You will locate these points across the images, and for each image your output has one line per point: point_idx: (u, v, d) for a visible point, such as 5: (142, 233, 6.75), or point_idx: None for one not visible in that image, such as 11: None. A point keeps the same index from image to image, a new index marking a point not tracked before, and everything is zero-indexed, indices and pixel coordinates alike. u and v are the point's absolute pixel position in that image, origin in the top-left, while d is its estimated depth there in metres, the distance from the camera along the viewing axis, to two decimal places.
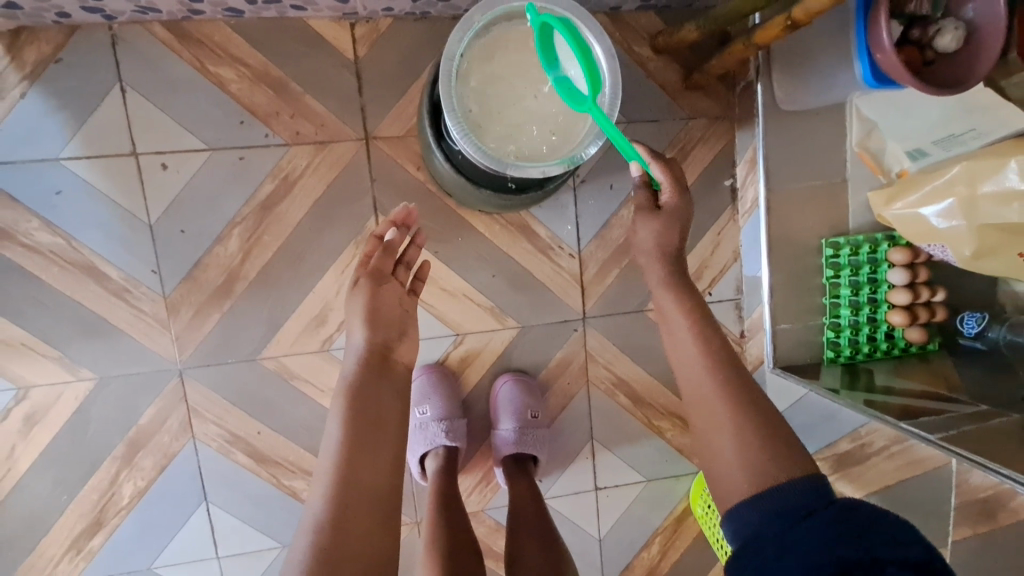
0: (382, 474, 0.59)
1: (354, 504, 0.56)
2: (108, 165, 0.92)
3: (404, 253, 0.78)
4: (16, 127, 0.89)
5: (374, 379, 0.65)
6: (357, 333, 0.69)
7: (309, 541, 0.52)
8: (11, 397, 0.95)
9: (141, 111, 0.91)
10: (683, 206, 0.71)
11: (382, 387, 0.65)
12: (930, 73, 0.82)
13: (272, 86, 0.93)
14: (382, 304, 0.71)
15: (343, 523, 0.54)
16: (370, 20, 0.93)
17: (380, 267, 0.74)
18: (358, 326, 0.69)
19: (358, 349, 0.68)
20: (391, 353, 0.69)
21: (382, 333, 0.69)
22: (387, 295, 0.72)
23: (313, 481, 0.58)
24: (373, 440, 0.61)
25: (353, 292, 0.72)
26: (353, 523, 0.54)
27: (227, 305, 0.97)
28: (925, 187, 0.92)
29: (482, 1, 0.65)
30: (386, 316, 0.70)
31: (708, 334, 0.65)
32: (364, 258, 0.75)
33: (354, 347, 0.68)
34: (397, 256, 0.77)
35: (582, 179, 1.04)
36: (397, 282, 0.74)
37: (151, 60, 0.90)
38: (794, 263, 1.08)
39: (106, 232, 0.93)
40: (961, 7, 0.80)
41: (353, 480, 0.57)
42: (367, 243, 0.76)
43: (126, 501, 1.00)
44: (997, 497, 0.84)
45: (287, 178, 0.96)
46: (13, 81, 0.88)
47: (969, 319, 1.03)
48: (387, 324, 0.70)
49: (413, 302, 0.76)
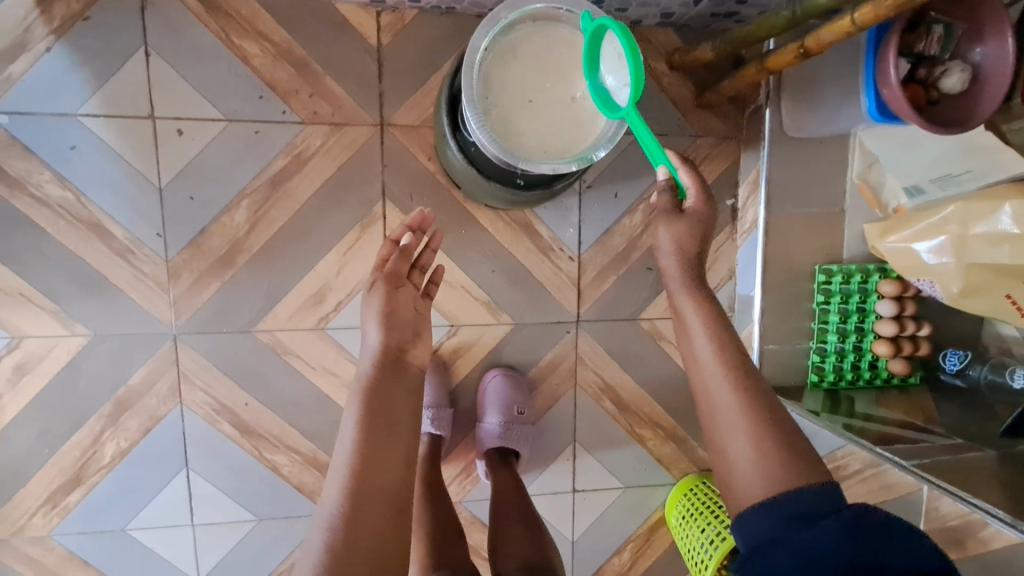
0: (396, 469, 0.59)
1: (368, 499, 0.56)
2: (124, 126, 0.93)
3: (419, 257, 0.78)
4: (38, 79, 0.90)
5: (389, 378, 0.65)
6: (373, 334, 0.68)
7: (323, 538, 0.53)
8: (3, 346, 0.95)
9: (163, 76, 0.92)
10: (706, 213, 0.68)
11: (397, 390, 0.64)
12: (933, 112, 0.84)
13: (294, 64, 0.95)
14: (397, 305, 0.70)
15: (356, 521, 0.54)
16: (396, 10, 0.96)
17: (397, 269, 0.73)
18: (374, 327, 0.68)
19: (374, 349, 0.67)
20: (406, 355, 0.68)
21: (397, 335, 0.68)
22: (403, 297, 0.71)
23: (329, 478, 0.58)
24: (387, 437, 0.60)
25: (369, 295, 0.71)
26: (365, 518, 0.54)
27: (228, 275, 0.99)
28: (919, 223, 0.95)
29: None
30: (403, 317, 0.70)
31: None
32: (381, 261, 0.75)
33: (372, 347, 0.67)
34: (412, 260, 0.77)
35: (588, 184, 1.06)
36: (412, 286, 0.73)
37: (178, 28, 0.92)
38: (787, 286, 1.10)
39: (116, 192, 0.94)
40: (969, 50, 0.82)
41: (367, 478, 0.57)
42: (384, 247, 0.77)
43: (107, 460, 1.00)
44: (965, 528, 0.86)
45: (299, 156, 0.97)
46: (39, 34, 0.89)
47: (951, 355, 1.05)
48: (401, 326, 0.69)
49: (425, 307, 0.75)
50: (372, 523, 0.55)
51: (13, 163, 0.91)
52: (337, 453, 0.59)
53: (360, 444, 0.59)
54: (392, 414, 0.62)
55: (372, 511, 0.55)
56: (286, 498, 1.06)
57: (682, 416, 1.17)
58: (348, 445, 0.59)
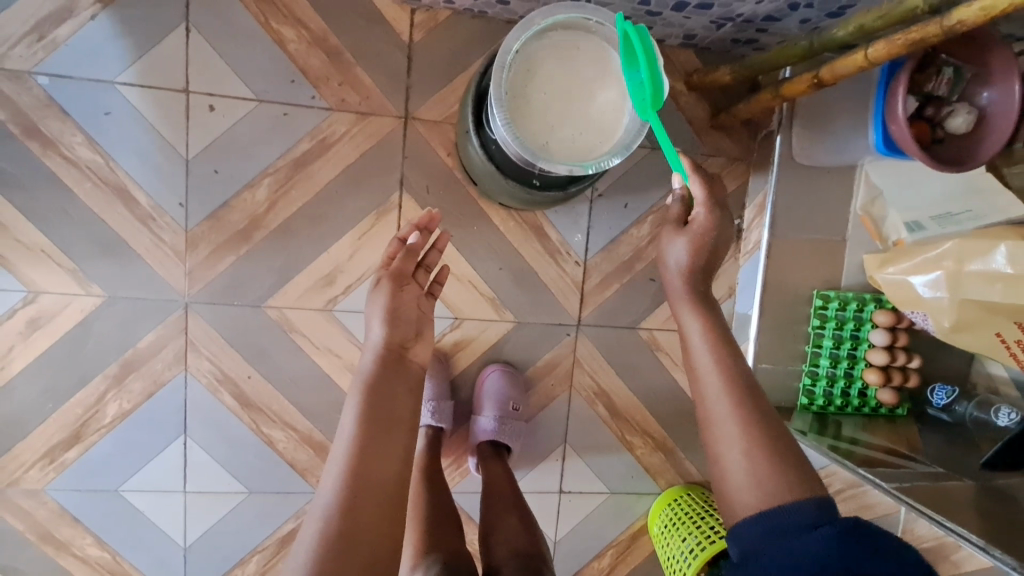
0: (393, 468, 0.60)
1: (365, 500, 0.57)
2: (159, 97, 0.96)
3: (425, 256, 0.81)
4: (80, 45, 0.93)
5: (389, 375, 0.68)
6: (376, 328, 0.71)
7: (318, 528, 0.55)
8: (19, 299, 0.98)
9: (201, 52, 0.96)
10: (713, 225, 0.71)
11: (399, 386, 0.67)
12: (938, 149, 0.88)
13: (328, 52, 0.98)
14: (403, 303, 0.74)
15: (353, 513, 0.56)
16: (431, 9, 0.99)
17: (402, 268, 0.77)
18: (377, 322, 0.72)
19: (375, 346, 0.70)
20: (407, 351, 0.71)
21: (398, 331, 0.71)
22: (407, 295, 0.75)
23: (324, 476, 0.59)
24: (382, 428, 0.63)
25: (375, 290, 0.75)
26: (364, 509, 0.56)
27: (244, 250, 1.01)
28: (917, 257, 0.98)
29: (544, 6, 0.71)
30: (405, 315, 0.73)
31: None
32: (387, 260, 0.79)
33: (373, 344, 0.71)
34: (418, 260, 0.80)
35: (599, 193, 1.10)
36: (416, 286, 0.77)
37: (220, 7, 0.95)
38: (784, 309, 1.13)
39: (144, 159, 0.97)
40: (976, 94, 0.86)
41: (361, 474, 0.58)
42: (390, 245, 0.81)
43: (108, 420, 1.02)
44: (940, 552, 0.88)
45: (324, 141, 1.00)
46: (87, 2, 0.93)
47: (939, 390, 1.08)
48: (404, 323, 0.72)
49: (430, 305, 0.78)
50: (370, 517, 0.56)
51: (49, 123, 0.94)
52: (335, 447, 0.61)
53: (357, 440, 0.61)
54: (388, 410, 0.64)
55: (368, 504, 0.57)
56: (278, 473, 1.08)
57: (673, 427, 1.19)
58: (346, 440, 0.61)
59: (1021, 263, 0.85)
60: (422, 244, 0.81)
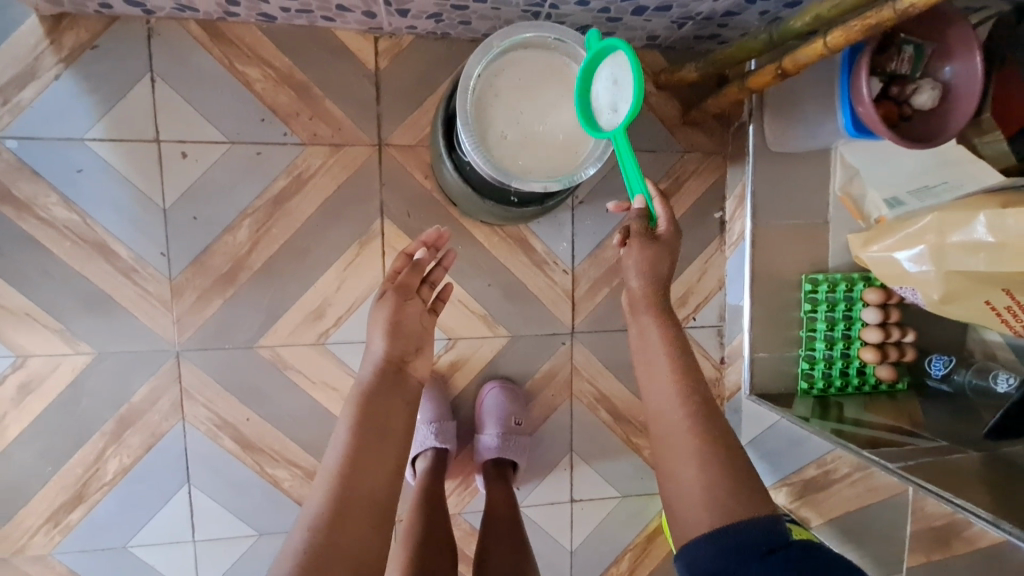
0: (382, 481, 0.62)
1: (352, 507, 0.59)
2: (130, 150, 0.96)
3: (430, 273, 0.81)
4: (46, 106, 0.93)
5: (388, 390, 0.68)
6: (377, 343, 0.71)
7: (304, 537, 0.56)
8: (8, 364, 0.97)
9: (168, 100, 0.96)
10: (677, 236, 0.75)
11: (396, 401, 0.68)
12: (906, 127, 0.88)
13: (295, 88, 0.98)
14: (407, 318, 0.74)
15: (338, 527, 0.57)
16: (393, 35, 0.99)
17: (408, 282, 0.77)
18: (378, 336, 0.72)
19: (375, 358, 0.71)
20: (406, 366, 0.72)
21: (399, 345, 0.71)
22: (413, 309, 0.75)
23: (317, 479, 0.61)
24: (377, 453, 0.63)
25: (379, 303, 0.75)
26: (352, 526, 0.57)
27: (230, 292, 1.01)
28: (899, 232, 0.99)
29: (501, 29, 0.71)
30: (408, 329, 0.73)
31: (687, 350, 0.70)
32: (393, 274, 0.79)
33: (373, 353, 0.71)
34: (423, 276, 0.80)
35: (580, 200, 1.10)
36: (419, 299, 0.77)
37: (182, 54, 0.95)
38: (775, 296, 1.13)
39: (121, 212, 0.97)
40: (939, 68, 0.87)
41: (351, 487, 0.60)
42: (396, 259, 0.80)
43: (109, 477, 1.01)
44: None
45: (300, 176, 1.00)
46: (49, 63, 0.92)
47: (936, 360, 1.09)
48: (404, 337, 0.72)
49: (431, 322, 0.78)
50: (347, 534, 0.57)
51: (22, 186, 0.94)
52: (328, 458, 0.63)
53: (350, 449, 0.62)
54: (383, 424, 0.65)
55: (354, 521, 0.58)
56: (286, 513, 1.07)
57: None
58: (340, 450, 0.62)
59: (1000, 232, 0.86)
60: (428, 261, 0.81)
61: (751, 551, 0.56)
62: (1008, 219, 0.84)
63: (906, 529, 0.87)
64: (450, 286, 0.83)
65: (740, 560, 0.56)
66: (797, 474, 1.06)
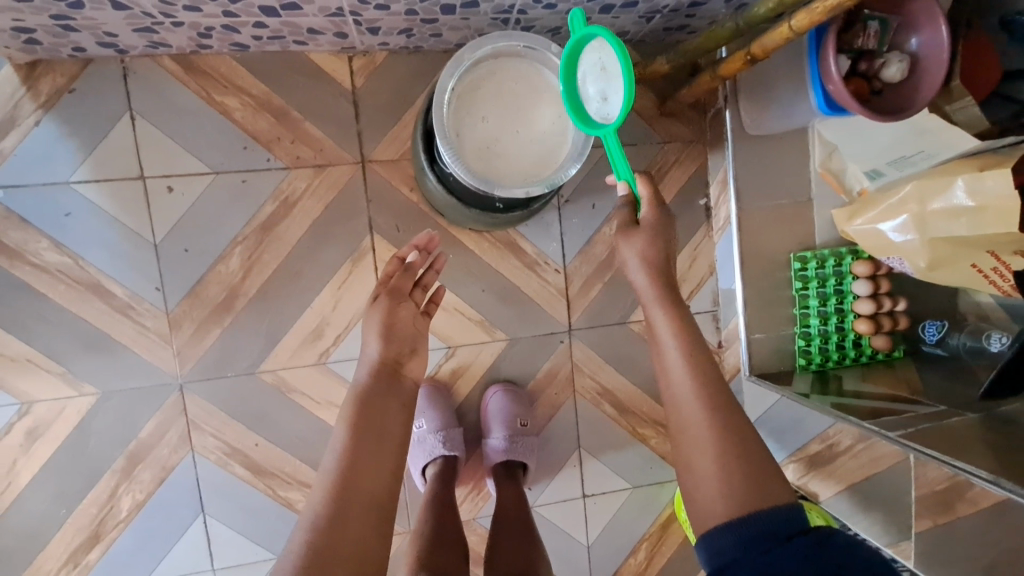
0: (382, 486, 0.63)
1: (356, 520, 0.60)
2: (116, 189, 0.97)
3: (422, 276, 0.82)
4: (29, 153, 0.94)
5: (387, 401, 0.70)
6: (371, 345, 0.73)
7: (303, 539, 0.57)
8: (14, 411, 0.98)
9: (149, 136, 0.96)
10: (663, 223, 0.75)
11: (393, 401, 0.70)
12: (878, 101, 0.89)
13: (274, 113, 0.99)
14: (400, 321, 0.75)
15: (338, 525, 0.58)
16: (367, 53, 1.00)
17: (399, 285, 0.78)
18: (373, 338, 0.73)
19: (371, 362, 0.72)
20: (402, 368, 0.73)
21: (394, 347, 0.73)
22: (405, 312, 0.76)
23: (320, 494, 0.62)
24: (373, 462, 0.64)
25: (372, 308, 0.77)
26: (353, 533, 0.59)
27: (228, 320, 1.02)
28: (882, 204, 1.00)
29: (470, 41, 0.72)
30: (401, 332, 0.74)
31: (681, 339, 0.71)
32: (385, 277, 0.80)
33: (368, 359, 0.72)
34: (415, 279, 0.81)
35: (565, 199, 1.11)
36: (413, 302, 0.78)
37: (159, 90, 0.96)
38: (766, 277, 1.14)
39: (113, 251, 0.98)
40: (905, 41, 0.88)
41: (355, 498, 0.61)
42: (389, 263, 0.81)
43: (124, 514, 1.02)
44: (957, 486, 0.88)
45: (287, 200, 1.01)
46: (28, 109, 0.93)
47: (930, 327, 1.11)
48: (400, 338, 0.74)
49: (424, 324, 0.80)
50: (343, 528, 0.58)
51: (11, 234, 0.94)
52: (326, 457, 0.65)
53: (348, 447, 0.64)
54: (379, 423, 0.67)
55: (354, 518, 0.59)
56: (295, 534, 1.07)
57: None
58: (336, 454, 0.64)
59: (980, 195, 0.87)
60: (420, 264, 0.83)
61: (770, 540, 0.57)
62: (987, 182, 0.86)
63: (910, 494, 0.92)
64: (441, 290, 0.83)
65: (756, 550, 0.57)
66: (802, 451, 1.07)
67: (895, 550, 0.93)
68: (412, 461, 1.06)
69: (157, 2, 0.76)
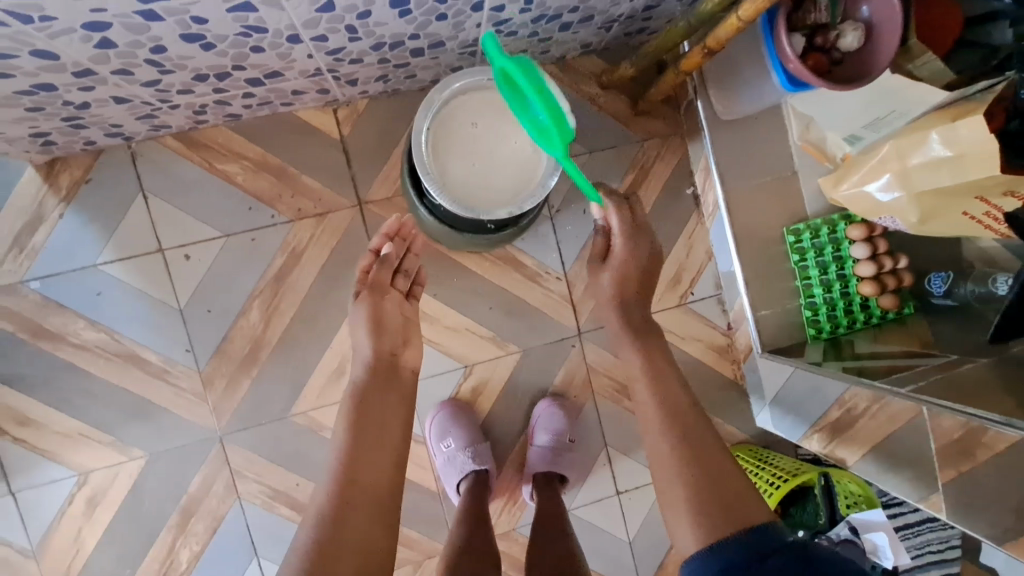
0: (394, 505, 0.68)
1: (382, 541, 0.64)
2: (138, 264, 1.04)
3: (401, 264, 0.91)
4: (58, 244, 1.02)
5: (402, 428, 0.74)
6: (366, 341, 0.82)
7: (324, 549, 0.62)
8: (73, 483, 1.05)
9: (163, 212, 1.04)
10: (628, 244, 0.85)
11: (394, 416, 0.76)
12: (839, 71, 0.92)
13: (273, 172, 1.06)
14: (391, 321, 0.84)
15: (342, 521, 0.65)
16: (350, 103, 1.07)
17: (380, 279, 0.87)
18: (365, 334, 0.82)
19: (381, 390, 0.77)
20: (398, 359, 0.82)
21: (386, 341, 0.82)
22: (396, 314, 0.86)
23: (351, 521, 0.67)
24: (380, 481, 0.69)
25: (357, 302, 0.86)
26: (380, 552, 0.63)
27: (255, 371, 1.08)
28: (864, 167, 1.02)
29: (438, 82, 0.78)
30: (390, 325, 0.84)
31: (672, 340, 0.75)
32: (364, 271, 0.88)
33: (365, 359, 0.81)
34: (395, 268, 0.90)
35: (556, 209, 1.15)
36: (396, 292, 0.88)
37: (166, 168, 1.04)
38: (764, 254, 1.16)
39: (143, 322, 1.05)
40: (857, 9, 0.91)
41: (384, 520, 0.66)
42: (366, 257, 0.89)
43: (185, 566, 1.07)
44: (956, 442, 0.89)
45: (295, 250, 1.07)
46: (52, 204, 1.01)
47: (935, 279, 1.11)
48: (389, 333, 0.83)
49: (410, 309, 0.89)
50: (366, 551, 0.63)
51: (51, 320, 1.02)
52: (331, 457, 0.72)
53: (349, 447, 0.71)
54: (375, 412, 0.75)
55: (355, 517, 0.66)
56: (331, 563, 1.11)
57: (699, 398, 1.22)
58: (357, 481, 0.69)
59: (956, 144, 0.89)
60: (397, 253, 0.90)
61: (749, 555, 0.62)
62: (960, 131, 0.88)
63: (931, 448, 0.91)
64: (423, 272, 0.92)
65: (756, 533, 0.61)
66: (823, 419, 1.06)
67: (928, 504, 0.92)
68: (447, 482, 1.09)
69: (154, 91, 0.84)
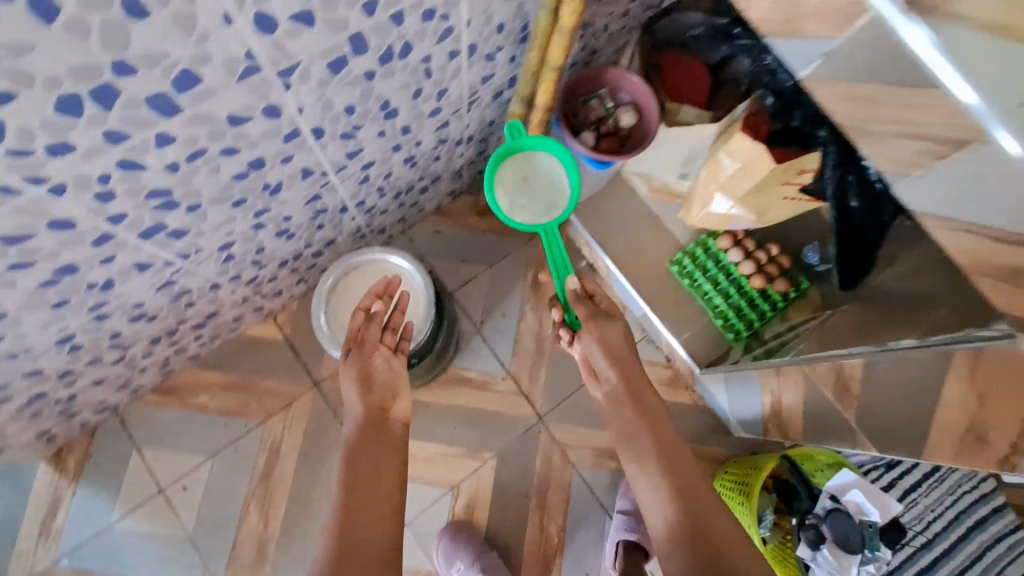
0: None
1: None
2: (146, 510, 1.17)
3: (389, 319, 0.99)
4: (76, 519, 1.16)
5: None
6: (356, 396, 0.89)
7: None
8: None
9: (157, 456, 1.20)
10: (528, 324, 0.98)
11: None
12: (632, 141, 1.16)
13: (238, 387, 1.24)
14: (372, 377, 0.92)
15: None
16: (284, 308, 1.28)
17: (367, 335, 0.95)
18: (356, 390, 0.90)
19: None
20: (388, 412, 0.90)
21: (375, 397, 0.90)
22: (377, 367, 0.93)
23: None
24: None
25: (347, 360, 0.93)
26: None
27: (269, 568, 1.16)
28: (697, 196, 1.18)
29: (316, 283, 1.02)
30: (377, 381, 0.92)
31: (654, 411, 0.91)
32: (353, 330, 0.96)
33: (354, 418, 0.88)
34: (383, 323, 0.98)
35: (480, 322, 1.33)
36: (384, 347, 0.96)
37: (152, 419, 1.21)
38: (662, 289, 1.33)
39: (161, 561, 1.15)
40: (621, 95, 1.16)
41: None
42: (357, 314, 0.97)
43: None
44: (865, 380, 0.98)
45: (274, 445, 1.22)
46: (65, 487, 1.17)
47: (809, 252, 1.27)
48: (375, 390, 0.91)
49: (399, 364, 0.97)
50: None
51: None
52: None
53: None
54: (370, 466, 0.81)
55: None
56: None
57: None
58: None
59: None
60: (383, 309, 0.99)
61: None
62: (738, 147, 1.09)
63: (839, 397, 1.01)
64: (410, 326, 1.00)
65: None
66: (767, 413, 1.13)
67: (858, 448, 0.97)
68: None
69: (123, 364, 1.04)
